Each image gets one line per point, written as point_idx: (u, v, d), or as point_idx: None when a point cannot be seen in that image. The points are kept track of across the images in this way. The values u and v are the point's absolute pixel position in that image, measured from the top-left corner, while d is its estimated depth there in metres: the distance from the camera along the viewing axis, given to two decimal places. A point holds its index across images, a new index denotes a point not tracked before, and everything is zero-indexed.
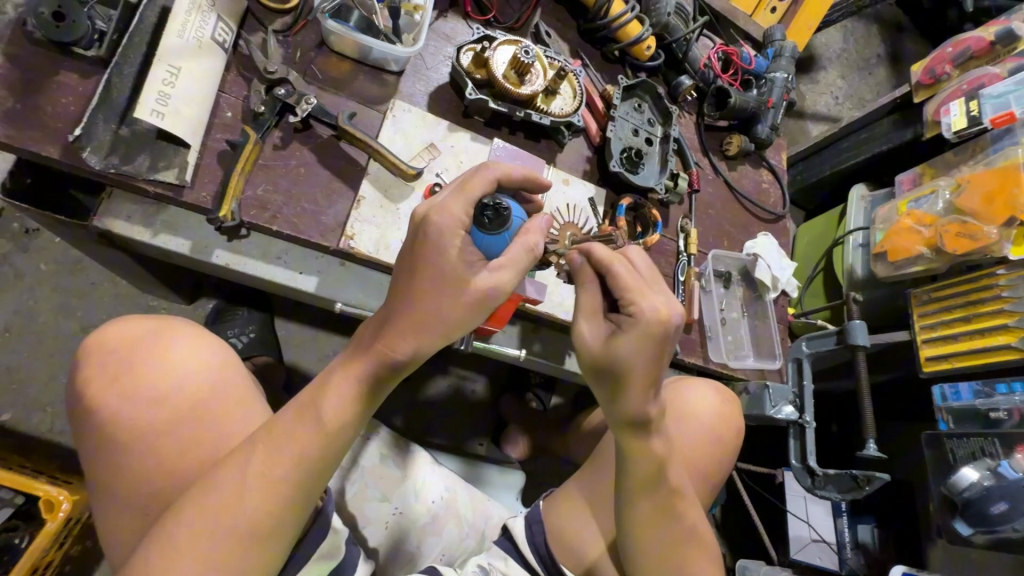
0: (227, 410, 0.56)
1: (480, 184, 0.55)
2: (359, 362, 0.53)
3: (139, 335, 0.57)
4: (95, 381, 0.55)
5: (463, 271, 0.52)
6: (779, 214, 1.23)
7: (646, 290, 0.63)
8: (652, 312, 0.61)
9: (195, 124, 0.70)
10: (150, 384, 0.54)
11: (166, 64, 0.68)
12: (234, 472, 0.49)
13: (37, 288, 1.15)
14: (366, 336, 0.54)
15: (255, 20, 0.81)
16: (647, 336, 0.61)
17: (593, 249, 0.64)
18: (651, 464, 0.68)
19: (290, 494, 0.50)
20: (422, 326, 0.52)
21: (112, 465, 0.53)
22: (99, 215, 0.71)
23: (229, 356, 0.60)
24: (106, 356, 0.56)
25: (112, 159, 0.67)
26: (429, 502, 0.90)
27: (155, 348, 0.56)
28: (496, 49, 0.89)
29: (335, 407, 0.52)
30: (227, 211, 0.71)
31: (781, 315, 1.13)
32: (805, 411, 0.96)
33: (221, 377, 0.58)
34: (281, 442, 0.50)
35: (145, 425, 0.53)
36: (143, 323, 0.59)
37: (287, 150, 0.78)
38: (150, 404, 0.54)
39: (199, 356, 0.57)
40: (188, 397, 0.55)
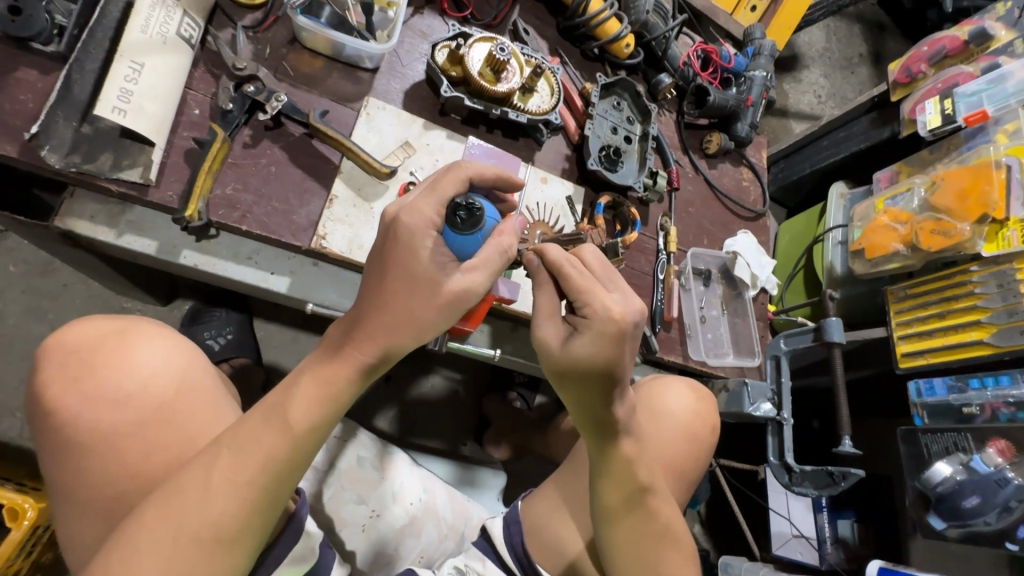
0: (194, 411, 0.55)
1: (452, 186, 0.54)
2: (327, 365, 0.52)
3: (102, 335, 0.56)
4: (53, 382, 0.53)
5: (436, 272, 0.52)
6: (758, 212, 1.24)
7: (602, 290, 0.61)
8: (608, 309, 0.60)
9: (160, 122, 0.69)
10: (112, 387, 0.53)
11: (128, 61, 0.67)
12: (199, 475, 0.48)
13: (6, 291, 1.12)
14: (335, 338, 0.53)
15: (224, 15, 0.80)
16: (602, 337, 0.60)
17: (547, 250, 0.62)
18: (618, 462, 0.69)
19: (257, 498, 0.49)
20: (396, 328, 0.51)
21: (71, 469, 0.52)
22: (60, 215, 0.69)
23: (197, 357, 0.59)
24: (64, 357, 0.54)
25: (73, 157, 0.65)
26: (408, 503, 0.90)
27: (118, 348, 0.55)
28: (471, 45, 0.88)
29: (303, 409, 0.51)
30: (194, 210, 0.69)
31: (760, 313, 1.14)
32: (784, 408, 0.96)
33: (188, 378, 0.56)
34: (247, 444, 0.49)
35: (108, 427, 0.52)
36: (107, 323, 0.58)
37: (257, 148, 0.77)
38: (113, 405, 0.52)
39: (164, 356, 0.56)
40: (153, 398, 0.54)
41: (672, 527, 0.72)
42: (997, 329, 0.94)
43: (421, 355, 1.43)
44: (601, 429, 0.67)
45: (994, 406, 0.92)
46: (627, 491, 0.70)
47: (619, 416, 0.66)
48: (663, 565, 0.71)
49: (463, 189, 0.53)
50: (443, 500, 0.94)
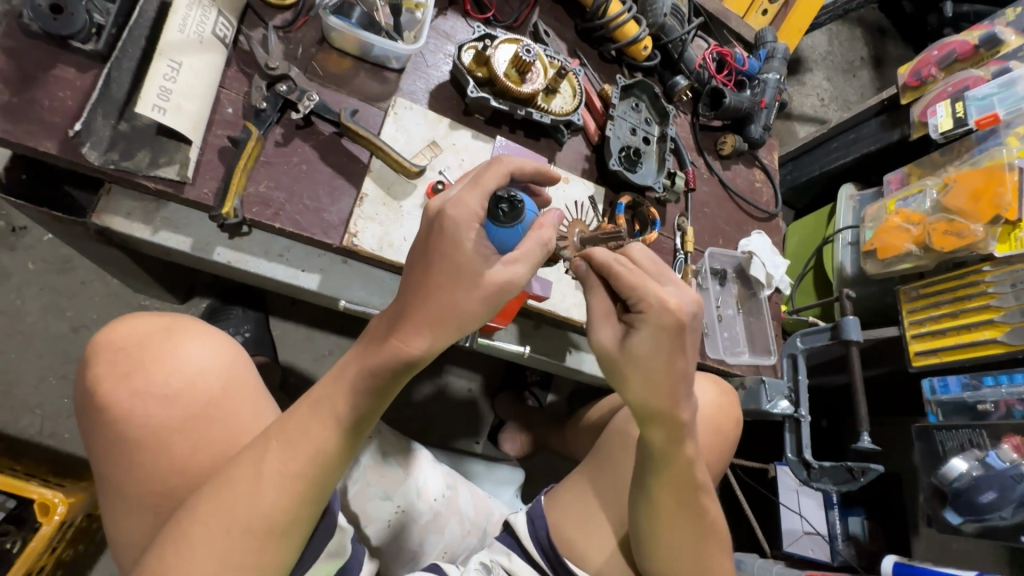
0: (240, 406, 0.56)
1: (494, 178, 0.51)
2: (371, 360, 0.50)
3: (149, 332, 0.56)
4: (104, 378, 0.54)
5: (479, 264, 0.50)
6: (771, 213, 1.26)
7: (653, 283, 0.62)
8: (664, 304, 0.61)
9: (196, 120, 0.70)
10: (162, 382, 0.53)
11: (167, 58, 0.67)
12: (250, 468, 0.49)
13: (26, 288, 1.12)
14: (380, 332, 0.51)
15: (255, 15, 0.80)
16: (659, 332, 0.61)
17: (594, 253, 0.64)
18: (663, 456, 0.67)
19: (306, 491, 0.50)
20: (439, 321, 0.50)
21: (121, 464, 0.52)
22: (96, 211, 0.69)
23: (241, 353, 0.59)
24: (113, 353, 0.55)
25: (111, 155, 0.66)
26: (431, 499, 0.90)
27: (166, 344, 0.55)
28: (497, 47, 0.89)
29: (350, 402, 0.51)
30: (230, 208, 0.70)
31: (776, 312, 1.15)
32: (800, 406, 0.98)
33: (234, 373, 0.57)
34: (296, 439, 0.50)
35: (159, 423, 0.52)
36: (151, 320, 0.58)
37: (289, 147, 0.78)
38: (164, 400, 0.53)
39: (211, 352, 0.56)
40: (201, 393, 0.54)
41: (704, 520, 0.73)
42: (1010, 328, 0.96)
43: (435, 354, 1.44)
44: (657, 424, 0.65)
45: (1009, 403, 0.95)
46: (671, 487, 0.69)
47: (684, 415, 0.64)
48: (693, 557, 0.73)
49: (505, 182, 0.52)
50: (466, 496, 0.95)
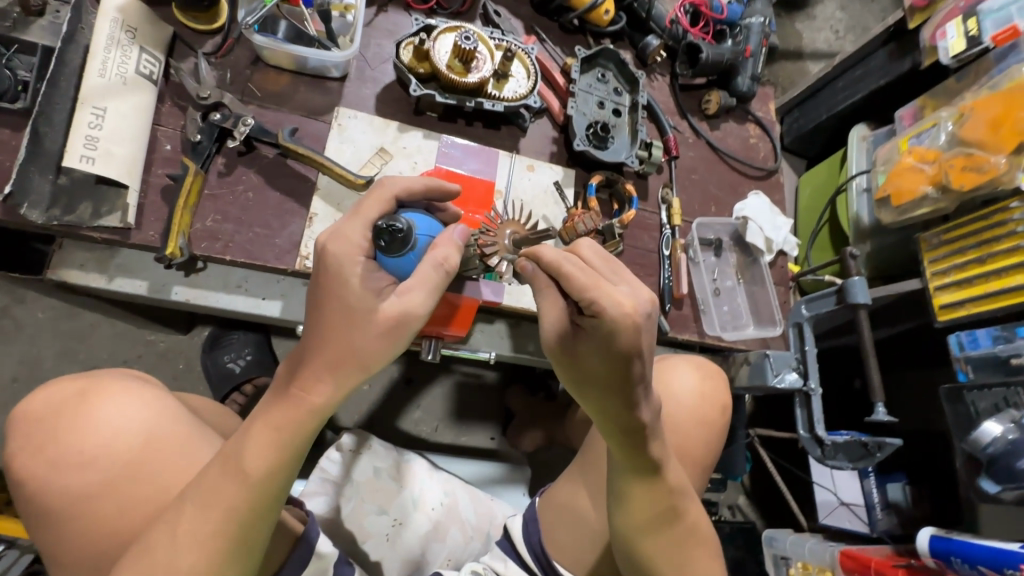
0: (164, 460, 0.56)
1: (375, 209, 0.54)
2: (280, 409, 0.51)
3: (66, 398, 0.58)
4: (23, 452, 0.56)
5: (367, 301, 0.51)
6: (769, 169, 1.17)
7: (604, 283, 0.55)
8: (619, 305, 0.54)
9: (130, 163, 0.69)
10: (78, 449, 0.54)
11: (90, 106, 0.67)
12: (166, 532, 0.48)
13: (39, 337, 1.16)
14: (284, 376, 0.52)
15: (184, 45, 0.79)
16: (614, 336, 0.54)
17: (540, 254, 0.59)
18: (632, 462, 0.64)
19: (227, 544, 0.49)
20: (339, 362, 0.51)
21: (55, 532, 0.54)
22: (52, 267, 0.70)
23: (162, 406, 0.60)
24: (36, 424, 0.57)
25: (53, 211, 0.66)
26: (429, 509, 0.91)
27: (81, 410, 0.56)
28: (436, 38, 0.84)
29: (257, 455, 0.50)
30: (175, 247, 0.69)
31: (781, 277, 1.07)
32: (811, 377, 0.90)
33: (156, 427, 0.58)
34: (208, 498, 0.49)
35: (80, 490, 0.54)
36: (71, 385, 0.59)
37: (232, 176, 0.76)
38: (81, 467, 0.54)
39: (126, 412, 0.57)
40: (121, 454, 0.55)
41: (688, 525, 0.69)
42: None
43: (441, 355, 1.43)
44: (622, 429, 0.61)
45: None
46: (647, 492, 0.66)
47: (646, 417, 0.60)
48: (681, 563, 0.69)
49: (386, 210, 0.55)
50: (466, 502, 0.94)
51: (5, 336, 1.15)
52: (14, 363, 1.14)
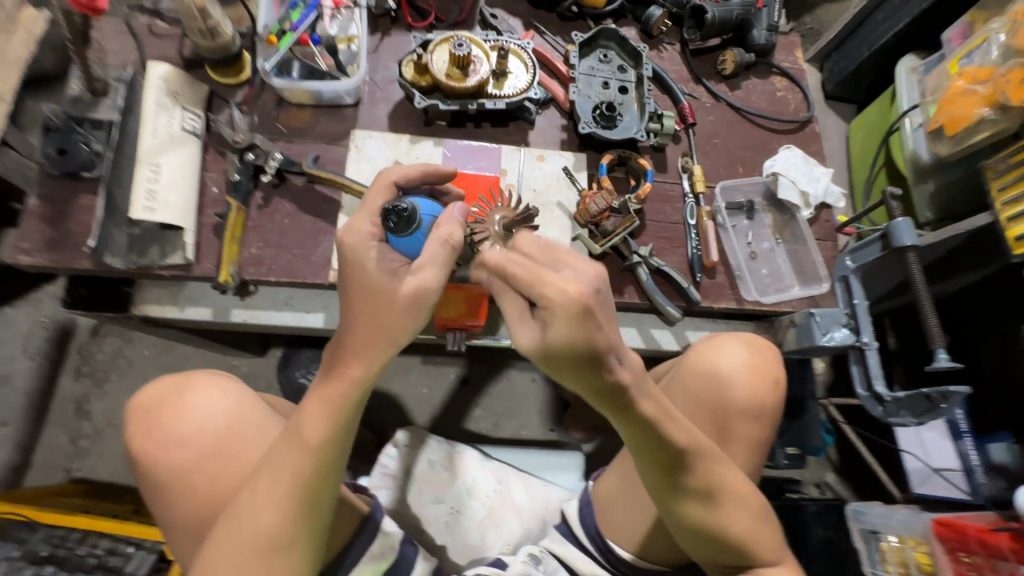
0: (246, 440, 0.65)
1: (379, 197, 0.60)
2: (327, 388, 0.56)
3: (162, 393, 0.67)
4: (133, 436, 0.66)
5: (388, 282, 0.55)
6: (802, 119, 1.11)
7: (546, 273, 0.55)
8: (562, 290, 0.53)
9: (184, 207, 0.80)
10: (178, 431, 0.64)
11: (147, 163, 0.78)
12: (247, 496, 0.56)
13: (144, 371, 1.34)
14: (327, 359, 0.57)
15: (219, 98, 0.89)
16: (572, 320, 0.53)
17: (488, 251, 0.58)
18: (654, 435, 0.62)
19: (298, 508, 0.56)
20: (372, 340, 0.55)
21: (165, 500, 0.64)
22: (136, 304, 0.83)
23: (242, 393, 0.69)
24: (139, 414, 0.66)
25: (131, 257, 0.78)
26: (484, 496, 0.95)
27: (178, 399, 0.66)
28: (432, 51, 0.89)
29: (315, 426, 0.56)
30: (227, 275, 0.80)
31: (825, 232, 1.01)
32: (863, 332, 0.84)
33: (236, 413, 0.67)
34: (278, 465, 0.56)
35: (181, 464, 0.64)
36: (165, 382, 0.69)
37: (270, 207, 0.86)
38: (179, 447, 0.64)
39: (214, 398, 0.67)
40: (212, 434, 0.65)
41: (733, 493, 0.68)
42: None
43: (492, 353, 1.48)
44: (612, 396, 0.59)
45: None
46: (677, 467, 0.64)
47: (624, 378, 0.57)
48: (725, 528, 0.67)
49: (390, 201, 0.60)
50: (520, 489, 0.96)
51: (119, 373, 1.34)
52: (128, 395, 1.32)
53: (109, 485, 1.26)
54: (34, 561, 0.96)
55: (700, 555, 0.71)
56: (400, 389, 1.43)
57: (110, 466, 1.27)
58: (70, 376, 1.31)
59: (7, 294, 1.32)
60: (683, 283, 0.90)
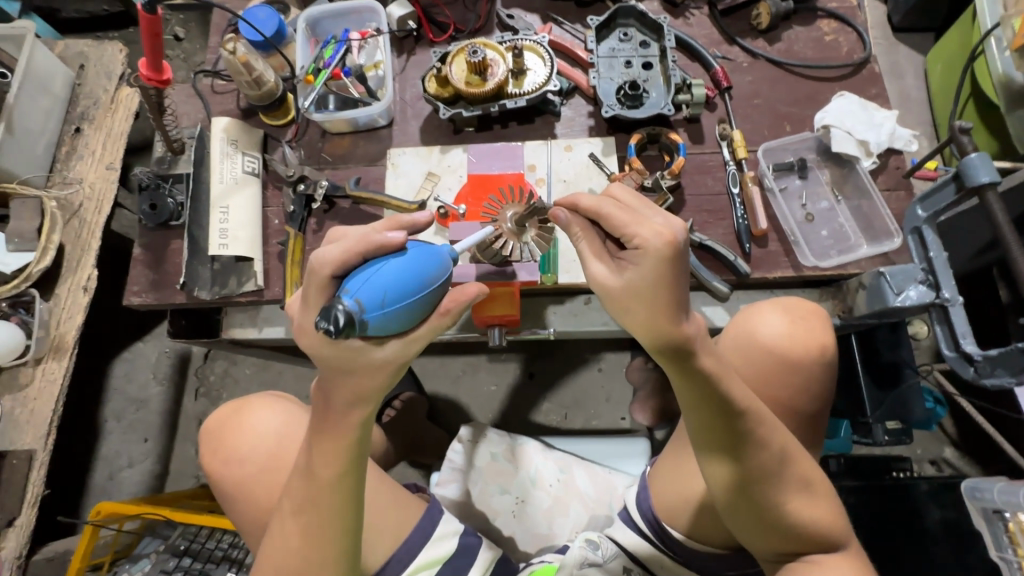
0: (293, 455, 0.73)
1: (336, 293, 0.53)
2: (329, 428, 0.58)
3: (226, 415, 0.77)
4: (205, 455, 0.76)
5: (364, 353, 0.54)
6: (857, 62, 1.01)
7: (642, 217, 0.56)
8: (660, 234, 0.55)
9: (251, 240, 0.91)
10: (240, 449, 0.74)
11: (218, 207, 0.90)
12: (281, 521, 0.62)
13: (249, 387, 1.52)
14: (320, 405, 0.58)
15: (273, 139, 0.99)
16: (661, 263, 0.55)
17: (576, 199, 0.59)
18: (708, 403, 0.59)
19: (322, 525, 0.60)
20: (358, 396, 0.57)
21: (233, 509, 0.74)
22: (225, 329, 0.95)
23: (290, 412, 0.77)
24: (209, 435, 0.77)
25: (215, 288, 0.90)
26: (548, 485, 0.97)
27: (239, 420, 0.76)
28: (449, 63, 0.93)
29: (326, 462, 0.59)
30: (292, 295, 0.89)
31: (896, 181, 0.91)
32: (943, 286, 0.76)
33: (284, 431, 0.75)
34: (303, 494, 0.60)
35: (241, 478, 0.73)
36: (228, 406, 0.79)
37: (323, 231, 0.94)
38: (239, 463, 0.73)
39: (264, 420, 0.75)
40: (265, 452, 0.73)
41: (786, 471, 0.63)
42: None
43: (555, 346, 1.50)
44: (678, 350, 0.57)
45: None
46: (718, 453, 0.62)
47: (693, 333, 0.57)
48: (784, 511, 0.63)
49: (328, 291, 0.54)
50: (583, 476, 0.98)
51: (229, 391, 1.52)
52: None
53: None
54: (174, 554, 1.13)
55: (758, 544, 0.67)
56: (469, 389, 1.49)
57: None
58: (192, 397, 1.52)
59: (138, 331, 1.55)
60: (729, 256, 0.86)
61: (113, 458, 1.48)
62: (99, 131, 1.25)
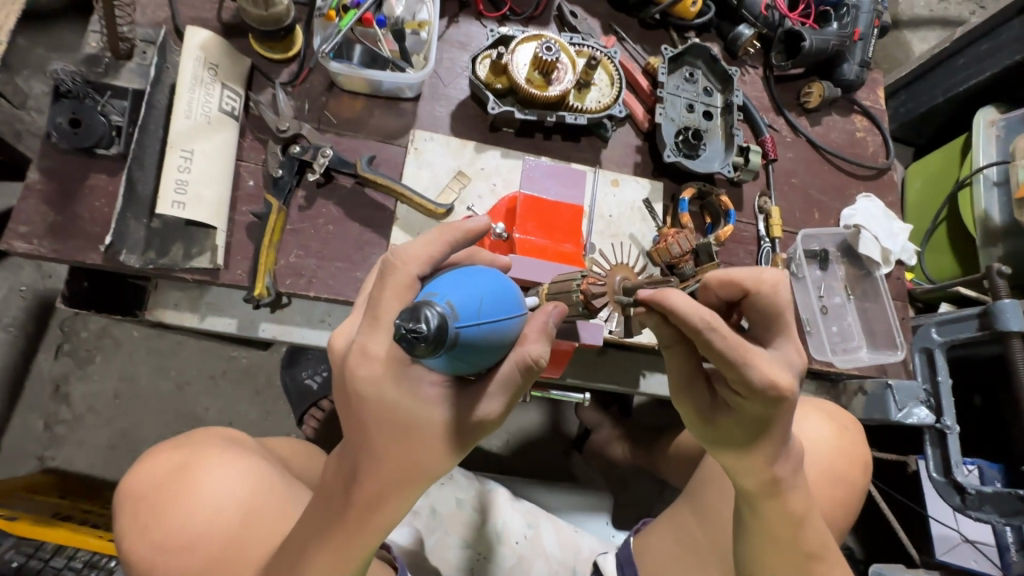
0: (251, 532, 0.61)
1: (392, 305, 0.45)
2: (342, 525, 0.49)
3: (168, 472, 0.64)
4: (129, 527, 0.62)
5: (422, 413, 0.45)
6: (882, 166, 1.04)
7: (749, 354, 0.47)
8: (772, 381, 0.47)
9: (218, 203, 0.69)
10: (180, 524, 0.61)
11: (179, 150, 0.67)
12: None
13: (134, 355, 1.21)
14: (340, 497, 0.48)
15: (262, 75, 0.77)
16: (760, 411, 0.50)
17: (670, 305, 0.47)
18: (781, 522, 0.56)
19: None
20: (403, 480, 0.47)
21: None
22: (150, 307, 0.71)
23: (253, 473, 0.65)
24: (140, 498, 0.63)
25: (149, 255, 0.67)
26: (514, 543, 0.87)
27: (188, 481, 0.63)
28: (514, 51, 0.78)
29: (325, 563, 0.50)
30: (262, 287, 0.69)
31: (900, 292, 0.95)
32: (943, 413, 0.83)
33: (244, 499, 0.63)
34: None
35: (177, 564, 0.60)
36: (170, 459, 0.65)
37: (313, 209, 0.75)
38: (178, 542, 0.60)
39: (222, 484, 0.63)
40: (218, 526, 0.61)
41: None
42: None
43: None
44: (763, 478, 0.54)
45: None
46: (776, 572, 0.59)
47: (785, 474, 0.54)
48: None
49: (407, 296, 0.46)
50: (551, 536, 0.89)
51: (105, 354, 1.20)
52: (115, 380, 1.20)
53: (87, 478, 1.15)
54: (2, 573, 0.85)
55: None
56: None
57: (89, 457, 1.16)
58: (49, 354, 1.18)
59: None
60: None
61: None
62: None
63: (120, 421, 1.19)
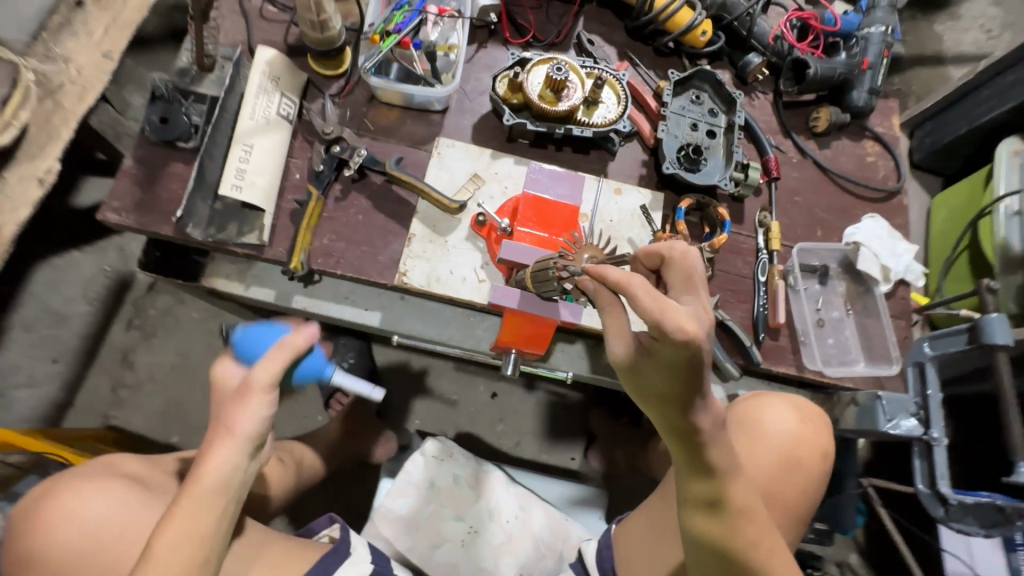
0: (113, 545, 0.65)
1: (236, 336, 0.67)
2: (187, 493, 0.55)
3: (30, 503, 0.68)
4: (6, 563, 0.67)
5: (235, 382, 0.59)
6: (891, 189, 1.06)
7: (664, 305, 0.48)
8: (682, 334, 0.47)
9: (268, 190, 0.82)
10: (46, 553, 0.65)
11: (241, 144, 0.80)
12: None
13: (191, 334, 1.38)
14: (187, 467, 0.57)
15: (315, 88, 0.91)
16: (677, 366, 0.49)
17: (605, 271, 0.53)
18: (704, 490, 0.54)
19: None
20: (218, 438, 0.56)
21: None
22: (206, 275, 0.84)
23: (121, 487, 0.70)
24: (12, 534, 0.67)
25: (210, 230, 0.80)
26: (504, 521, 0.94)
27: (49, 508, 0.66)
28: (530, 71, 0.89)
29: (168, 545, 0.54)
30: (296, 262, 0.81)
31: (902, 311, 0.96)
32: (932, 425, 0.81)
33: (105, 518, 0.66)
34: None
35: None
36: (38, 491, 0.69)
37: (346, 201, 0.87)
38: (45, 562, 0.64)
39: (80, 505, 0.66)
40: (79, 548, 0.65)
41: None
42: None
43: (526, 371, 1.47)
44: (684, 436, 0.53)
45: None
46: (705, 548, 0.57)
47: (706, 427, 0.51)
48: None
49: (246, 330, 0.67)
50: (540, 520, 0.94)
51: (168, 330, 1.37)
52: (173, 354, 1.36)
53: (142, 438, 1.30)
54: None
55: None
56: (430, 392, 1.42)
57: (145, 419, 1.32)
58: (122, 326, 1.36)
59: (78, 238, 1.37)
60: (746, 342, 0.87)
61: (9, 372, 1.29)
62: (105, 13, 1.08)
63: (174, 390, 1.34)
